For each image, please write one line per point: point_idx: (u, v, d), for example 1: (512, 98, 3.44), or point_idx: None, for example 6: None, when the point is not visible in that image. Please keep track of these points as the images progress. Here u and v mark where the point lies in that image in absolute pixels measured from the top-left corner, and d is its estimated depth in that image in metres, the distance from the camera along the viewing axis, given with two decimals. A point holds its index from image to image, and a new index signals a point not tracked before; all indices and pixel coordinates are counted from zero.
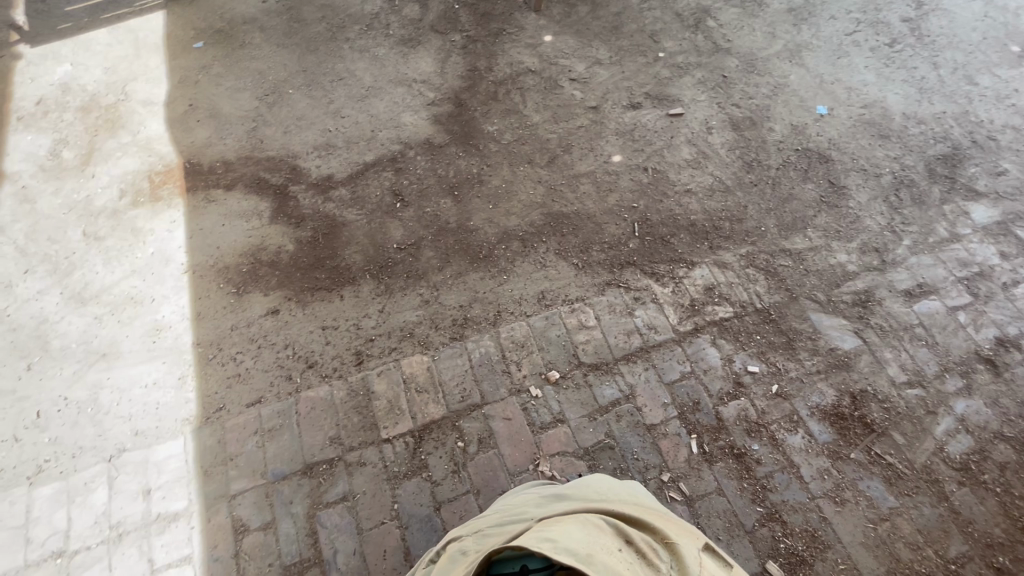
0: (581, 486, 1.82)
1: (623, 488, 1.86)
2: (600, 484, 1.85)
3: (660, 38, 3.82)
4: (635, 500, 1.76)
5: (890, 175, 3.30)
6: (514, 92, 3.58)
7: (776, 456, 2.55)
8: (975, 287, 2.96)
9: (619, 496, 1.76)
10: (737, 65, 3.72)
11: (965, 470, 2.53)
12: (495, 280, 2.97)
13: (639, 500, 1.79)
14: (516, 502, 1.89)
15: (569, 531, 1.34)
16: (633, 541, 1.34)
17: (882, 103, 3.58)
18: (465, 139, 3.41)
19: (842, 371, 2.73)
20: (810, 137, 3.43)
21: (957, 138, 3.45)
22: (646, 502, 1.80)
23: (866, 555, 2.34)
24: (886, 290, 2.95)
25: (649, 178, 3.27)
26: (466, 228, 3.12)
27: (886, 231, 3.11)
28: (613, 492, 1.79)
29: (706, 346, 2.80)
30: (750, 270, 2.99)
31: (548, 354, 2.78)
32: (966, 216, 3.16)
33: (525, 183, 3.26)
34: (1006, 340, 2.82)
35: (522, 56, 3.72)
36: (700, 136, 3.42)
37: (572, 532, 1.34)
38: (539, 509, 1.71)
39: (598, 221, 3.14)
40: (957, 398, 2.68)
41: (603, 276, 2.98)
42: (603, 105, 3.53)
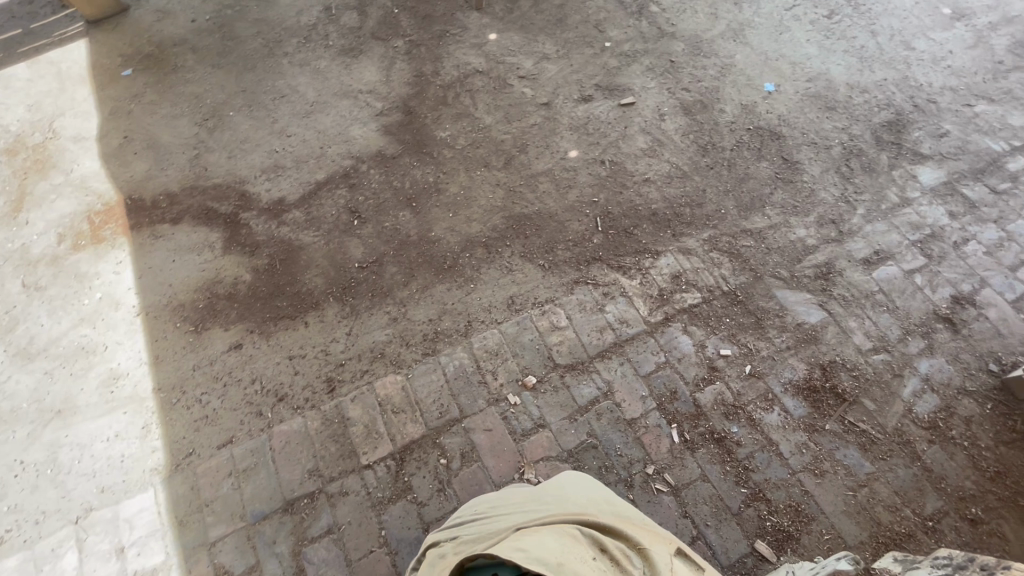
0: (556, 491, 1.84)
1: (598, 490, 1.89)
2: (573, 486, 1.88)
3: (605, 28, 3.80)
4: (608, 503, 1.80)
5: (840, 147, 3.36)
6: (463, 95, 3.51)
7: (755, 436, 2.58)
8: (928, 249, 3.05)
9: (592, 498, 1.79)
10: (683, 48, 3.72)
11: (934, 429, 2.61)
12: (463, 289, 2.93)
13: (616, 504, 1.80)
14: (493, 502, 1.91)
15: (545, 540, 1.35)
16: (607, 548, 1.37)
17: (826, 75, 3.64)
18: (418, 148, 3.33)
19: (811, 345, 2.79)
20: (760, 115, 3.46)
21: (900, 104, 3.53)
22: (627, 509, 1.80)
23: (848, 522, 2.41)
24: (846, 260, 3.01)
25: (608, 170, 3.26)
26: (428, 239, 3.06)
27: (841, 202, 3.17)
28: (587, 493, 1.82)
29: (678, 334, 2.82)
30: (713, 254, 3.02)
31: (523, 359, 2.75)
32: (915, 180, 3.25)
33: (482, 187, 3.21)
34: (962, 297, 2.92)
35: (468, 57, 3.65)
36: (654, 124, 3.41)
37: (547, 541, 1.35)
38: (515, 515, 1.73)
39: (561, 220, 3.12)
40: (921, 359, 2.77)
41: (571, 275, 2.96)
42: (554, 100, 3.49)
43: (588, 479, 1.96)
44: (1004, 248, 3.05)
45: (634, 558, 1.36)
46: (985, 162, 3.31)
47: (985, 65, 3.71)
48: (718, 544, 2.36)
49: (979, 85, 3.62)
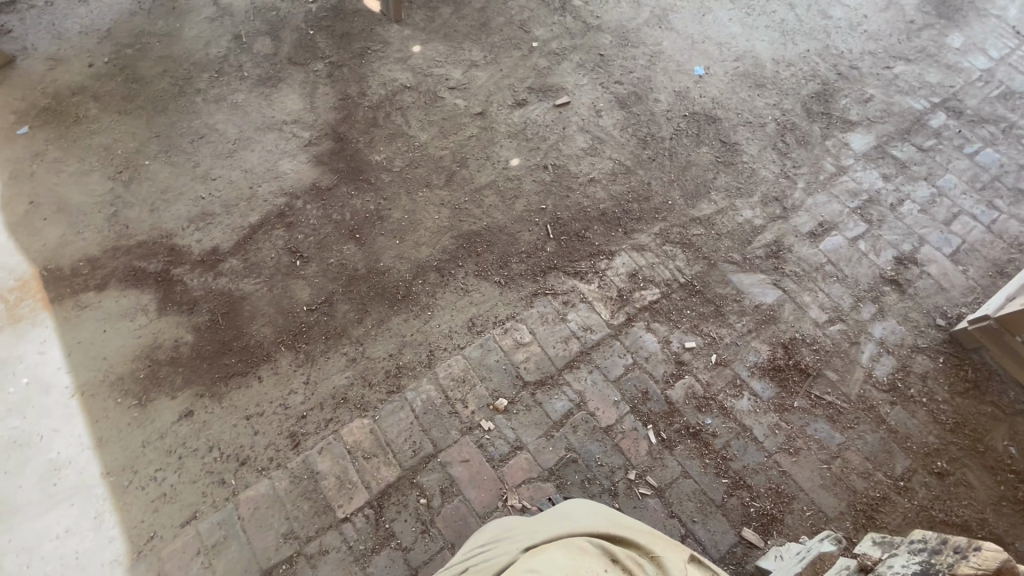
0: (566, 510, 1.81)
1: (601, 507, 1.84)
2: (575, 505, 1.84)
3: (530, 27, 3.72)
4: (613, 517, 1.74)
5: (774, 123, 3.41)
6: (394, 114, 3.38)
7: (729, 425, 2.61)
8: (868, 215, 3.13)
9: (595, 513, 1.75)
10: (611, 41, 3.68)
11: (894, 390, 2.70)
12: (421, 318, 2.83)
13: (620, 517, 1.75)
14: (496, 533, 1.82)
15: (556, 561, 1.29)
16: (617, 558, 1.34)
17: (752, 52, 3.68)
18: (354, 175, 3.19)
19: (771, 325, 2.83)
20: (694, 100, 3.47)
21: (825, 73, 3.61)
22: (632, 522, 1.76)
23: (827, 495, 2.47)
24: (793, 235, 3.07)
25: (552, 175, 3.21)
26: (377, 271, 2.94)
27: (781, 178, 3.22)
28: (589, 509, 1.78)
29: (642, 333, 2.81)
30: (666, 247, 3.02)
31: (491, 382, 2.69)
32: (847, 148, 3.33)
33: (427, 208, 3.11)
34: (904, 258, 3.02)
35: (394, 73, 3.52)
36: (591, 121, 3.38)
37: (559, 562, 1.29)
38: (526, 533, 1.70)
39: (512, 232, 3.05)
40: (874, 324, 2.85)
41: (529, 288, 2.91)
42: (488, 108, 3.41)
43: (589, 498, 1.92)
44: (936, 204, 3.17)
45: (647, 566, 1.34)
46: (909, 122, 3.43)
47: (898, 26, 3.84)
48: (707, 539, 2.38)
49: (894, 46, 3.74)
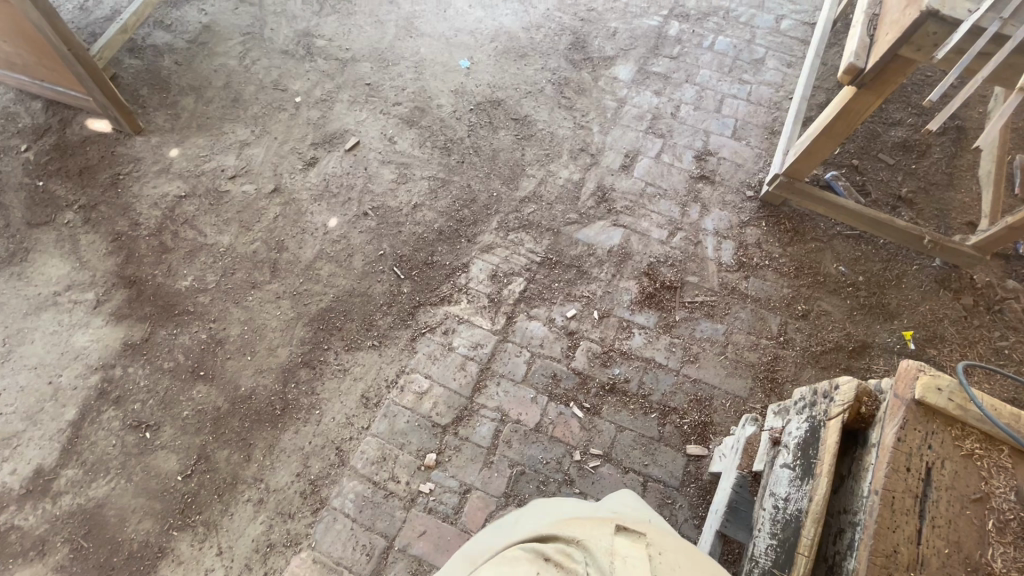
0: (528, 517, 1.65)
1: (547, 512, 1.68)
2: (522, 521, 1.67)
3: (285, 84, 3.51)
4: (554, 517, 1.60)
5: (550, 84, 3.59)
6: (182, 229, 3.03)
7: (635, 365, 2.75)
8: (659, 130, 3.44)
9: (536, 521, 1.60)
10: (371, 67, 3.60)
11: (743, 265, 3.03)
12: (312, 420, 2.59)
13: (564, 514, 1.62)
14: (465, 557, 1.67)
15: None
16: (546, 552, 1.17)
17: (503, 28, 3.81)
18: (168, 313, 2.81)
19: (628, 261, 3.02)
20: (474, 92, 3.53)
21: (571, 24, 3.86)
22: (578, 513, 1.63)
23: (735, 381, 2.72)
24: (610, 175, 3.28)
25: (376, 219, 3.09)
26: (241, 399, 2.63)
27: (578, 130, 3.42)
28: (531, 520, 1.62)
29: (527, 324, 2.83)
30: (511, 235, 3.07)
31: (412, 444, 2.55)
32: (617, 80, 3.62)
33: (265, 308, 2.84)
34: (701, 153, 3.37)
35: (162, 188, 3.14)
36: (389, 150, 3.30)
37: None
38: (488, 548, 1.58)
39: (362, 291, 2.90)
40: (705, 219, 3.16)
41: (405, 335, 2.79)
42: (280, 181, 3.18)
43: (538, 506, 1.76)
44: (704, 98, 3.57)
45: (575, 553, 1.16)
46: (654, 39, 3.80)
47: None
48: (663, 474, 2.51)
49: None
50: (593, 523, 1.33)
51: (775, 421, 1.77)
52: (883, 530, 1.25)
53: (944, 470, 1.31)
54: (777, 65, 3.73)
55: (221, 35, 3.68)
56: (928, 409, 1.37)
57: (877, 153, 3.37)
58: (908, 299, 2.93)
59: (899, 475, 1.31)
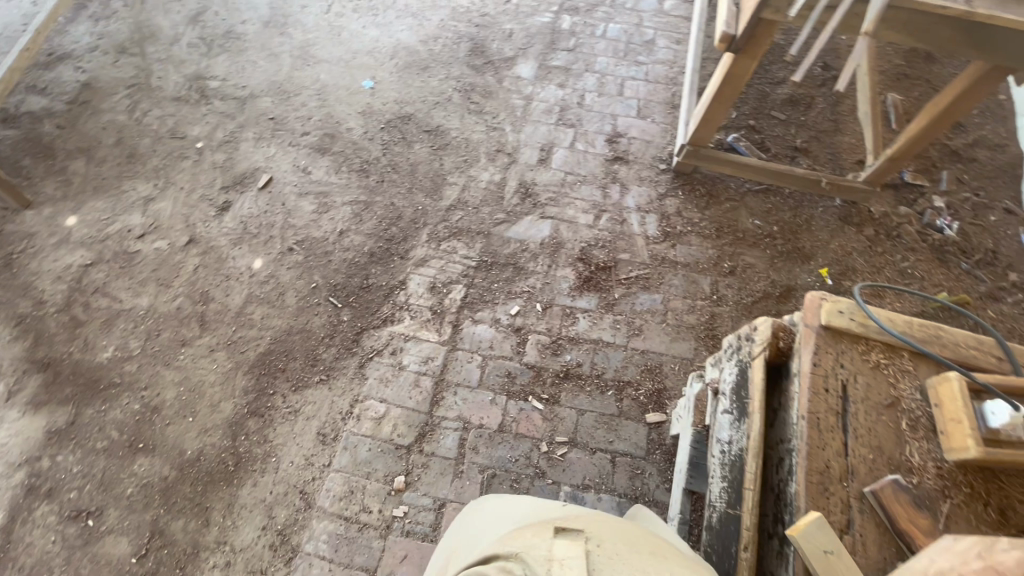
0: (483, 526, 1.64)
1: (496, 516, 1.67)
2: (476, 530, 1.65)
3: (184, 130, 3.38)
4: (502, 522, 1.60)
5: (456, 92, 3.63)
6: (94, 298, 2.84)
7: (584, 348, 2.81)
8: (569, 120, 3.55)
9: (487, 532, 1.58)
10: (271, 101, 3.52)
11: (668, 235, 3.17)
12: (268, 470, 2.49)
13: (513, 517, 1.61)
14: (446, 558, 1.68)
15: None
16: None
17: (401, 44, 3.82)
18: (93, 389, 2.63)
19: (561, 250, 3.09)
20: (382, 110, 3.52)
21: (468, 31, 3.91)
22: (527, 512, 1.63)
23: (680, 345, 2.83)
24: (530, 170, 3.35)
25: (303, 252, 3.01)
26: (189, 463, 2.49)
27: (491, 132, 3.47)
28: (482, 531, 1.61)
29: (473, 328, 2.85)
30: (443, 245, 3.07)
31: (378, 471, 2.50)
32: (521, 79, 3.71)
33: (199, 364, 2.71)
34: (612, 136, 3.50)
35: (64, 260, 2.94)
36: (304, 181, 3.23)
37: None
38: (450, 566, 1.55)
39: (301, 327, 2.82)
40: (626, 197, 3.29)
41: (353, 363, 2.73)
42: (195, 231, 3.05)
43: (496, 501, 1.77)
44: (605, 84, 3.71)
45: (514, 566, 1.16)
46: (549, 35, 3.92)
47: None
48: (629, 447, 2.58)
49: None
50: (534, 529, 1.32)
51: (713, 373, 1.85)
52: (814, 450, 1.35)
53: (857, 385, 1.42)
54: (667, 44, 3.93)
55: (105, 91, 3.50)
56: (836, 332, 1.48)
57: (769, 111, 3.62)
58: (819, 239, 3.15)
59: (820, 397, 1.41)
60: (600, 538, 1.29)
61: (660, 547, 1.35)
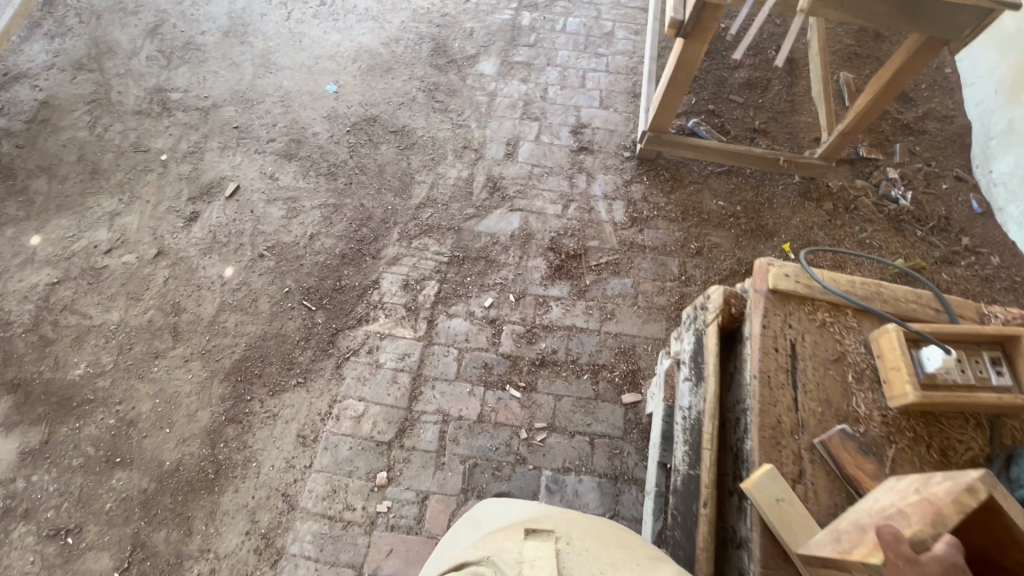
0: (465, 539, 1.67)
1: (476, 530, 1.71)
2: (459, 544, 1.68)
3: (147, 143, 3.36)
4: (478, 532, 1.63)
5: (420, 92, 3.66)
6: (63, 316, 2.81)
7: (559, 335, 2.86)
8: (533, 114, 3.60)
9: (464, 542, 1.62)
10: (235, 109, 3.51)
11: (635, 220, 3.23)
12: (250, 475, 2.49)
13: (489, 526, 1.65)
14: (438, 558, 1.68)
15: None
16: None
17: (363, 48, 3.84)
18: (66, 406, 2.60)
19: (531, 240, 3.13)
20: (347, 114, 3.54)
21: (429, 31, 3.95)
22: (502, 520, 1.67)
23: (651, 326, 2.89)
24: (497, 164, 3.40)
25: (274, 258, 3.02)
26: (168, 474, 2.48)
27: (457, 130, 3.51)
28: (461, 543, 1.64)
29: (448, 323, 2.87)
30: (415, 242, 3.10)
31: (360, 469, 2.51)
32: (484, 76, 3.76)
33: (174, 375, 2.70)
34: (576, 127, 3.56)
35: (30, 279, 2.91)
36: (272, 188, 3.24)
37: None
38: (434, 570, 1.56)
39: (275, 332, 2.82)
40: (593, 186, 3.34)
41: (330, 364, 2.74)
42: (163, 243, 3.04)
43: (482, 513, 1.83)
44: (567, 77, 3.78)
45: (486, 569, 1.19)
46: (510, 32, 3.98)
47: None
48: (606, 428, 2.63)
49: None
50: (505, 533, 1.36)
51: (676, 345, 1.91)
52: (766, 407, 1.41)
53: (805, 343, 1.49)
54: (626, 35, 4.00)
55: (64, 108, 3.46)
56: (783, 294, 1.54)
57: (727, 95, 3.71)
58: (781, 216, 3.24)
59: (770, 356, 1.47)
60: (570, 536, 1.35)
61: (628, 539, 1.41)
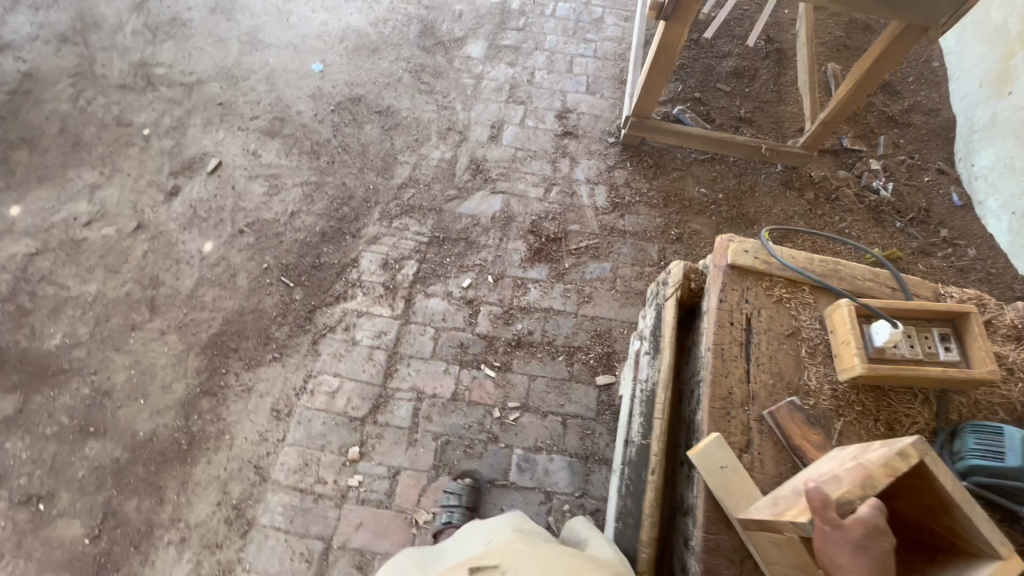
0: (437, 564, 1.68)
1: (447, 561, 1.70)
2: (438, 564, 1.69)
3: (130, 118, 3.35)
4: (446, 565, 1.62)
5: (407, 73, 3.65)
6: (40, 287, 2.82)
7: (536, 317, 2.87)
8: (519, 98, 3.60)
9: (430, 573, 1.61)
10: (219, 86, 3.50)
11: (617, 206, 3.24)
12: (223, 447, 2.50)
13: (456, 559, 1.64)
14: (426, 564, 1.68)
15: None
16: None
17: (350, 27, 3.82)
18: (41, 375, 2.62)
19: (512, 223, 3.14)
20: (332, 93, 3.53)
21: (418, 12, 3.93)
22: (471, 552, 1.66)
23: (628, 310, 2.91)
24: (481, 147, 3.40)
25: (254, 234, 3.02)
26: (142, 444, 2.50)
27: (442, 111, 3.51)
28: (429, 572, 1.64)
29: (426, 302, 2.88)
30: (395, 223, 3.10)
31: (333, 443, 2.53)
32: (471, 59, 3.74)
33: (150, 347, 2.71)
34: (562, 112, 3.56)
35: (8, 250, 2.91)
36: (254, 165, 3.23)
37: None
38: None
39: (253, 307, 2.83)
40: (576, 171, 3.35)
41: (306, 340, 2.76)
42: (143, 217, 3.04)
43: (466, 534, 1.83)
44: (555, 61, 3.77)
45: None
46: (499, 15, 3.96)
47: None
48: (579, 409, 2.65)
49: None
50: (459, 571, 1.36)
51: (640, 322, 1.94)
52: (717, 379, 1.43)
53: (761, 317, 1.50)
54: (615, 21, 3.99)
55: (47, 80, 3.45)
56: (741, 270, 1.56)
57: (714, 83, 3.70)
58: (763, 205, 3.25)
59: (725, 330, 1.48)
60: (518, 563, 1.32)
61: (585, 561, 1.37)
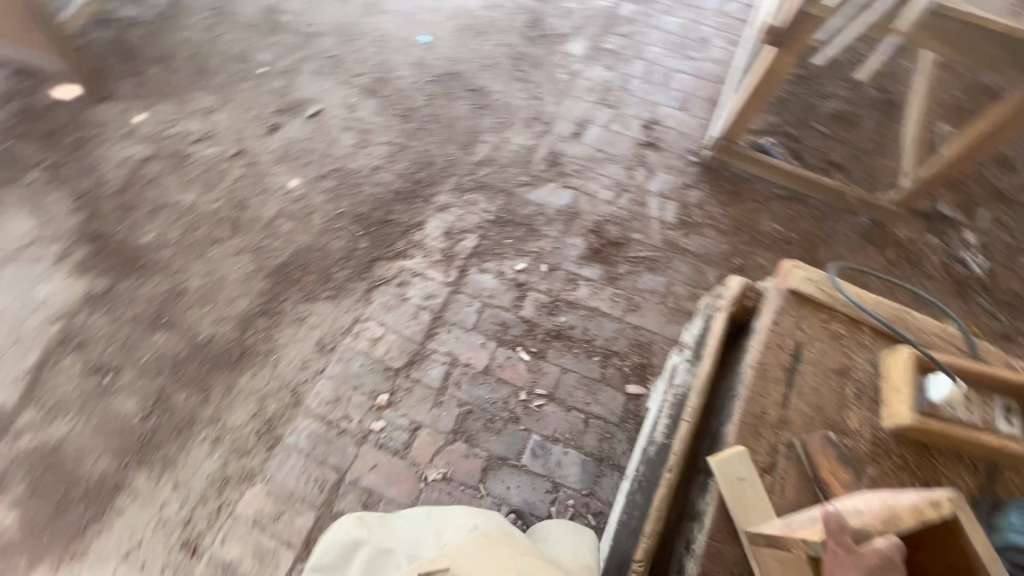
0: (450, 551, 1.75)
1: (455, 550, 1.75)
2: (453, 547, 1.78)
3: (251, 55, 3.64)
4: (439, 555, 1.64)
5: (506, 59, 3.76)
6: (146, 188, 3.13)
7: (580, 314, 2.90)
8: (609, 101, 3.63)
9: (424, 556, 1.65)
10: (334, 40, 3.75)
11: (684, 224, 3.21)
12: (268, 365, 2.69)
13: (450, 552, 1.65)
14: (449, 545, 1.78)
15: None
16: None
17: (463, 7, 3.98)
18: (131, 265, 2.90)
19: (576, 219, 3.18)
20: (433, 65, 3.69)
21: (529, 4, 4.04)
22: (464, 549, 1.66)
23: (673, 327, 2.89)
24: (562, 141, 3.46)
25: (335, 180, 3.22)
26: (200, 345, 2.73)
27: (532, 101, 3.59)
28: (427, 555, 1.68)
29: (479, 276, 2.98)
30: (466, 196, 3.22)
31: (365, 386, 2.67)
32: (571, 56, 3.81)
33: (225, 262, 2.94)
34: (648, 123, 3.56)
35: (127, 151, 3.24)
36: (349, 118, 3.44)
37: None
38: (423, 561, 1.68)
39: (320, 246, 3.02)
40: (651, 182, 3.34)
41: (361, 287, 2.91)
42: (243, 145, 3.30)
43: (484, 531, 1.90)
44: (652, 72, 3.77)
45: None
46: (606, 19, 4.01)
47: None
48: (603, 411, 2.66)
49: None
50: None
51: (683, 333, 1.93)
52: (754, 395, 1.42)
53: (812, 347, 1.48)
54: (722, 44, 3.95)
55: (189, 9, 3.80)
56: (802, 297, 1.54)
57: (812, 122, 3.59)
58: (837, 254, 3.13)
59: (772, 350, 1.47)
60: None
61: None
